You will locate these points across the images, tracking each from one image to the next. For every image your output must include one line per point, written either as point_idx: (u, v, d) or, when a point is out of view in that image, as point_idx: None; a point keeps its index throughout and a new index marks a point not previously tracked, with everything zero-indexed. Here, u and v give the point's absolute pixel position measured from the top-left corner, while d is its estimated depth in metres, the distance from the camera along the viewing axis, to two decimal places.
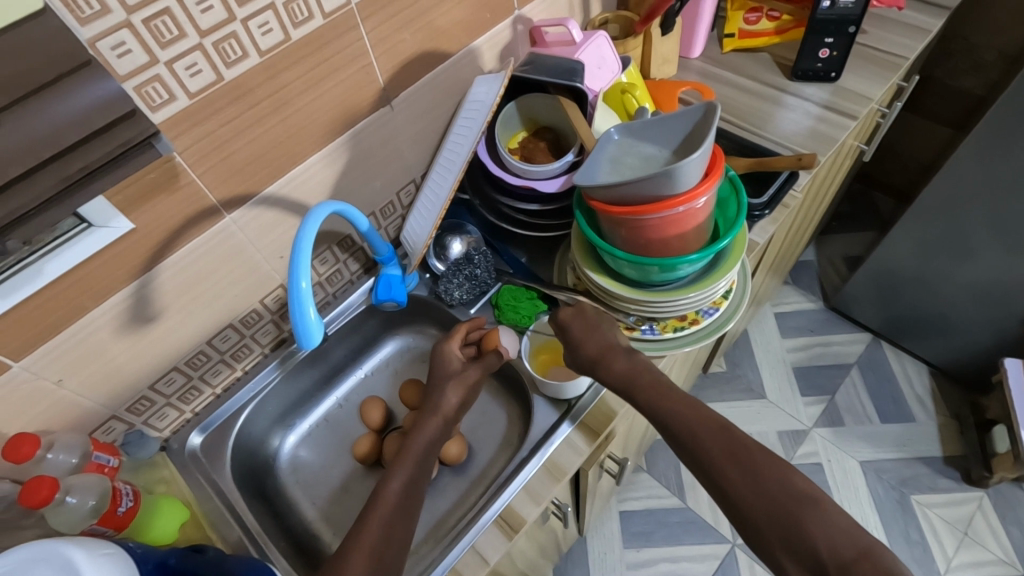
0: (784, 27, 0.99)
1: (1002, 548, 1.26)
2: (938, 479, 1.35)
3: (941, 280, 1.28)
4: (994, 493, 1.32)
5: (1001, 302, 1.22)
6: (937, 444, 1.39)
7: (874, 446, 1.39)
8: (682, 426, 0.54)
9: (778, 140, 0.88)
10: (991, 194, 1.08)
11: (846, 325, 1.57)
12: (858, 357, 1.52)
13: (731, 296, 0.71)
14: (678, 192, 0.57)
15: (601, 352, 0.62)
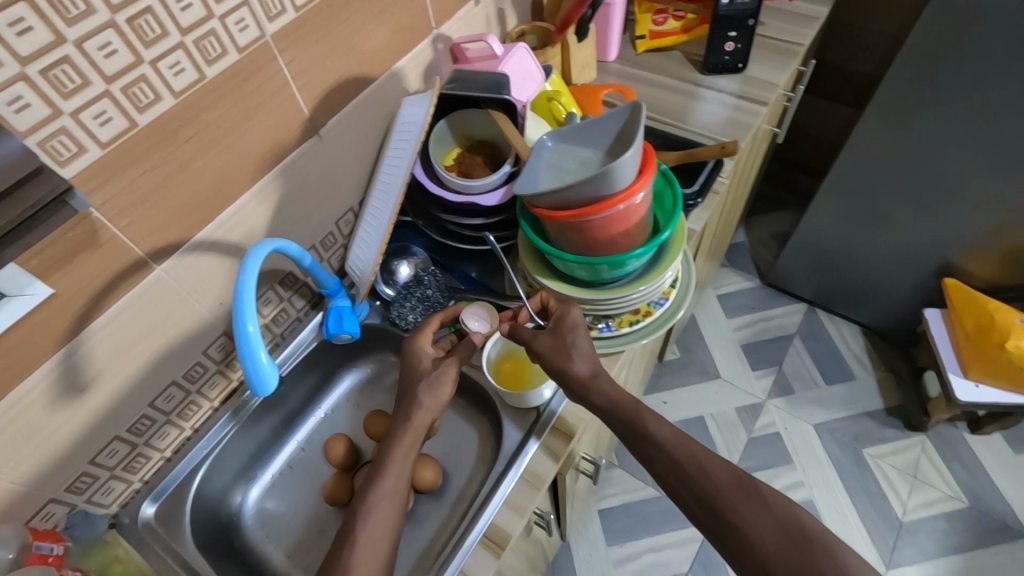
0: (690, 25, 1.04)
1: (949, 484, 1.36)
2: (884, 430, 1.44)
3: (863, 246, 1.37)
4: (934, 435, 1.43)
5: (916, 260, 1.32)
6: (878, 397, 1.48)
7: (822, 409, 1.47)
8: (691, 461, 0.54)
9: (699, 131, 0.93)
10: (894, 162, 1.17)
11: (784, 299, 1.66)
12: (797, 328, 1.61)
13: (678, 285, 0.73)
14: (616, 190, 0.59)
15: (592, 375, 0.59)
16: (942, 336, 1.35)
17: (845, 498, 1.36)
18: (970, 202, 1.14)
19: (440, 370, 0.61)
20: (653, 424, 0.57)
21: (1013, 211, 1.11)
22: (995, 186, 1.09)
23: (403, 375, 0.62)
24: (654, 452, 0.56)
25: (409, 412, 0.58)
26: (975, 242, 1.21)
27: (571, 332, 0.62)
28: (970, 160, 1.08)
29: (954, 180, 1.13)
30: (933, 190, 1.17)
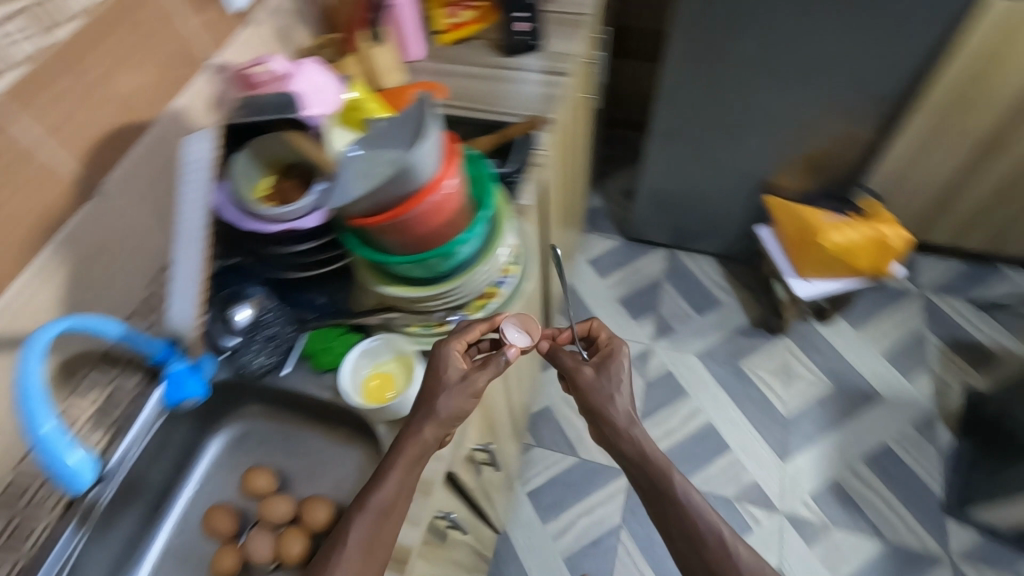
0: (484, 14, 1.08)
1: (814, 372, 1.61)
2: (754, 341, 1.65)
3: (697, 180, 1.56)
4: (792, 334, 1.67)
5: (740, 182, 1.54)
6: (742, 313, 1.70)
7: (700, 338, 1.67)
8: (655, 464, 0.70)
9: (511, 109, 0.97)
10: (699, 97, 1.35)
11: (645, 249, 1.79)
12: (662, 272, 1.76)
13: (519, 261, 0.76)
14: (424, 182, 0.60)
15: (628, 421, 0.71)
16: (775, 248, 1.51)
17: (737, 411, 1.55)
18: (764, 117, 1.36)
19: (466, 379, 0.64)
20: (633, 434, 0.71)
21: (795, 119, 1.36)
22: (777, 97, 1.32)
23: (429, 382, 0.64)
24: (633, 453, 0.71)
25: (422, 422, 0.61)
26: (777, 156, 1.45)
27: (612, 369, 0.75)
28: (754, 80, 1.29)
29: (747, 103, 1.34)
30: (735, 114, 1.37)
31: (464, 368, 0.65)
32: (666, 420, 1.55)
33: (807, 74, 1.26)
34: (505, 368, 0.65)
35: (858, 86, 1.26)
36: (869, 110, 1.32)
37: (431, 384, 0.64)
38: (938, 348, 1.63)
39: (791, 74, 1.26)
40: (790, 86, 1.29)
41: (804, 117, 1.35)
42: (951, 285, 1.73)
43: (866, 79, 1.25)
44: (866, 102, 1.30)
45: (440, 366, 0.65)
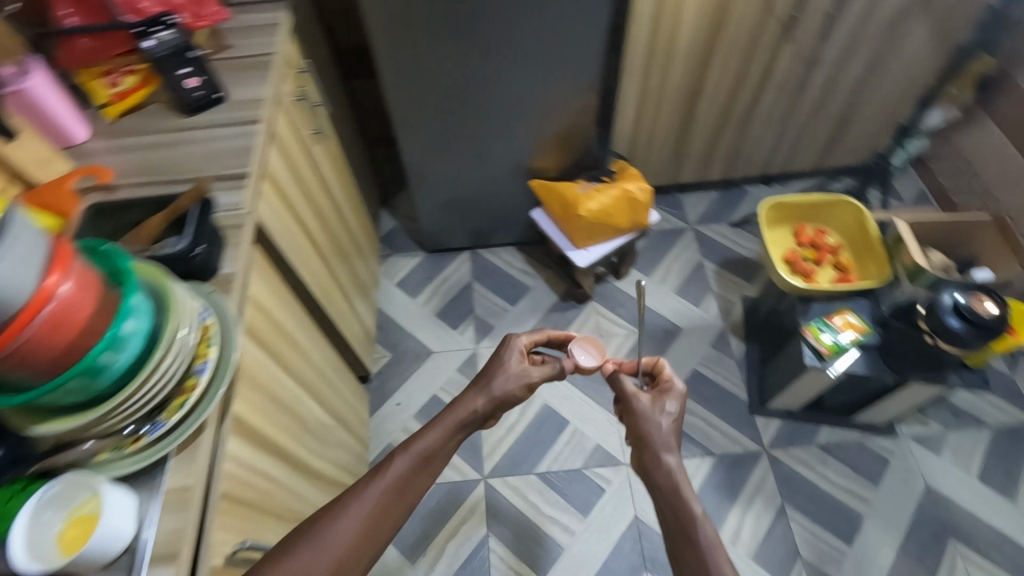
0: (148, 75, 0.98)
1: (624, 325, 1.76)
2: (567, 312, 1.79)
3: (466, 181, 1.66)
4: (597, 296, 1.81)
5: (505, 175, 1.66)
6: (550, 290, 1.83)
7: (519, 327, 1.77)
8: (673, 485, 0.86)
9: (185, 174, 0.90)
10: (429, 111, 1.44)
11: (449, 257, 1.92)
12: (471, 274, 1.88)
13: (214, 340, 0.69)
14: (23, 297, 0.52)
15: (667, 444, 0.90)
16: (552, 228, 1.57)
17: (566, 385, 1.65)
18: (493, 115, 1.47)
19: (514, 376, 0.99)
20: (656, 461, 0.89)
21: (522, 110, 1.46)
22: (494, 95, 1.42)
23: (492, 362, 1.01)
24: (659, 478, 0.88)
25: (471, 400, 0.95)
26: (525, 146, 1.57)
27: (656, 398, 0.97)
28: (466, 86, 1.38)
29: (471, 105, 1.43)
30: (467, 118, 1.47)
31: (519, 365, 1.00)
32: (510, 414, 1.59)
33: (507, 70, 1.36)
34: (528, 380, 0.99)
35: (556, 71, 1.38)
36: (577, 88, 1.43)
37: (485, 380, 0.98)
38: (716, 272, 1.84)
39: (492, 73, 1.36)
40: (500, 83, 1.38)
41: (527, 107, 1.46)
42: (713, 213, 1.97)
43: (557, 63, 1.36)
44: (569, 83, 1.42)
45: (506, 356, 1.01)
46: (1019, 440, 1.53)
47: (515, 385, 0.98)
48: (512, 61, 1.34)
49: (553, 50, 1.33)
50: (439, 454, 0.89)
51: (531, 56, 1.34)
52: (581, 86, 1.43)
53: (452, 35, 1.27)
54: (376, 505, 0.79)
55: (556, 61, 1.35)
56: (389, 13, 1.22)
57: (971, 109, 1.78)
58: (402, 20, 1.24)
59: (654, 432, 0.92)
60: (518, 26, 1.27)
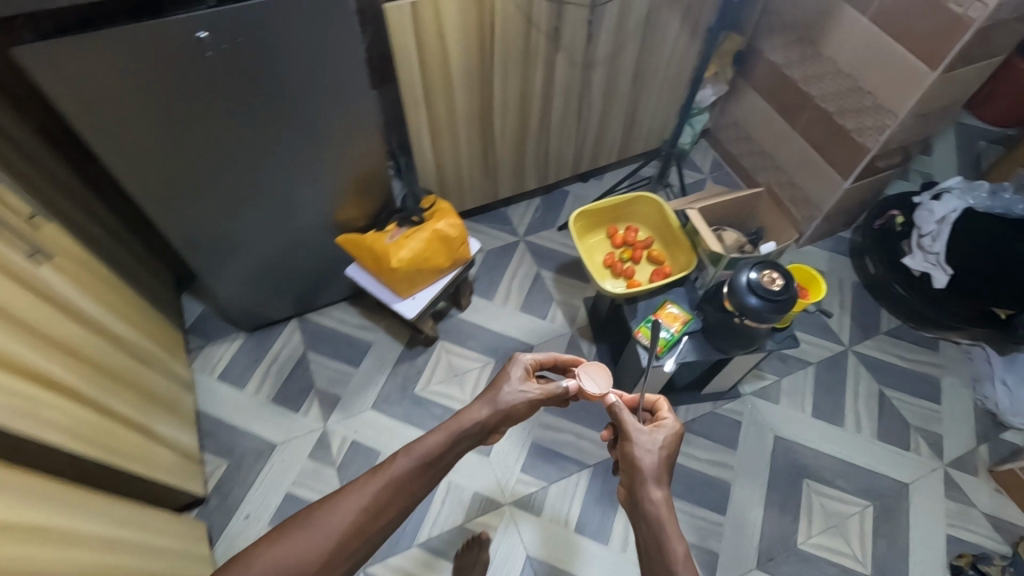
0: None
1: (478, 357, 1.70)
2: (416, 359, 1.68)
3: (266, 250, 1.49)
4: (444, 333, 1.73)
5: (309, 235, 1.51)
6: (394, 340, 1.71)
7: (369, 388, 1.63)
8: (661, 520, 0.87)
9: None
10: (194, 195, 1.25)
11: (275, 330, 1.73)
12: (303, 343, 1.70)
13: None
14: None
15: (661, 469, 0.94)
16: (371, 281, 1.45)
17: None
18: (269, 182, 1.30)
19: (519, 391, 1.01)
20: (650, 489, 0.91)
21: (300, 171, 1.31)
22: (259, 164, 1.25)
23: (500, 379, 1.04)
24: (647, 509, 0.90)
25: (475, 412, 0.97)
26: (319, 202, 1.43)
27: (656, 425, 1.00)
28: (227, 164, 1.21)
29: (237, 178, 1.26)
30: (243, 193, 1.30)
31: (525, 383, 1.03)
32: None
33: (272, 139, 1.21)
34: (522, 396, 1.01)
35: (334, 131, 1.25)
36: (352, 140, 1.30)
37: (491, 396, 1.00)
38: (554, 279, 1.85)
39: (247, 143, 1.19)
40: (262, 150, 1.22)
41: (304, 166, 1.31)
42: (540, 221, 1.97)
43: (321, 121, 1.22)
44: (342, 137, 1.28)
45: (513, 371, 1.04)
46: (837, 369, 1.71)
47: (518, 399, 1.00)
48: (275, 131, 1.19)
49: (309, 110, 1.19)
50: (448, 459, 0.92)
51: (287, 119, 1.18)
52: (357, 137, 1.30)
53: (180, 114, 1.08)
54: (374, 504, 0.83)
55: (318, 119, 1.21)
56: (104, 106, 1.01)
57: (735, 80, 1.94)
58: (125, 109, 1.03)
59: (655, 457, 0.95)
60: (257, 93, 1.11)
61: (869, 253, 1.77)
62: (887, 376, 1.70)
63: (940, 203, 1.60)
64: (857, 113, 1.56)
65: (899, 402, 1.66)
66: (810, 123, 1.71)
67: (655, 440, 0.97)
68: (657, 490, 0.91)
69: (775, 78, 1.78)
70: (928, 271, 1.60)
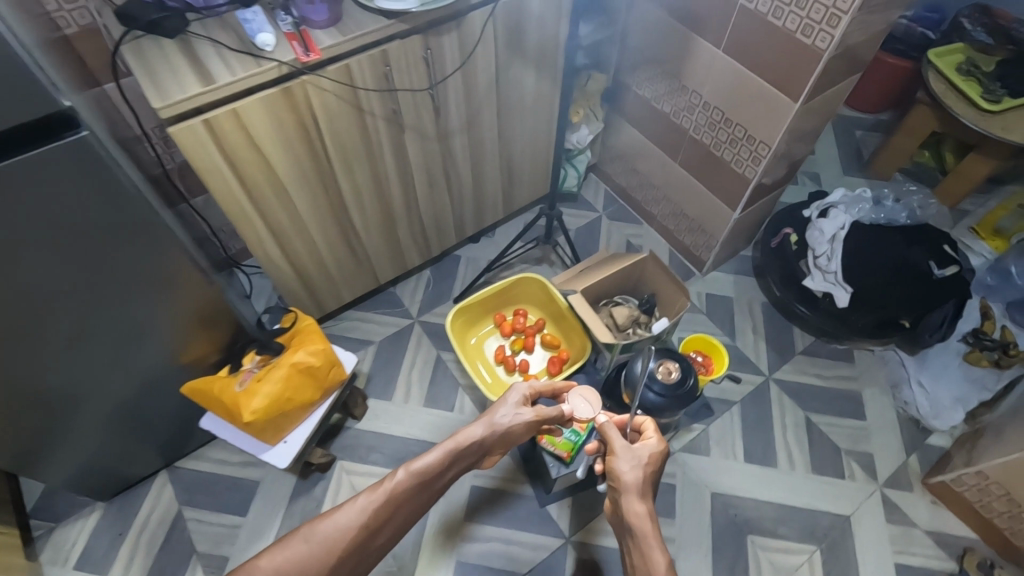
0: None
1: (383, 472, 1.51)
2: (313, 490, 1.48)
3: (99, 423, 1.23)
4: (343, 451, 1.53)
5: (154, 393, 1.27)
6: (285, 472, 1.50)
7: (262, 539, 1.41)
8: (646, 538, 0.79)
9: None
10: None
11: (140, 490, 1.47)
12: (176, 499, 1.46)
13: None
14: None
15: (646, 480, 0.87)
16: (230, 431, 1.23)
17: None
18: (70, 365, 1.05)
19: (514, 413, 1.00)
20: (632, 501, 0.84)
21: (109, 339, 1.06)
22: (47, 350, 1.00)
23: (499, 403, 1.03)
24: (631, 525, 0.82)
25: (472, 433, 0.95)
26: (151, 360, 1.18)
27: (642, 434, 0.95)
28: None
29: (24, 375, 1.00)
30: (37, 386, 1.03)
31: (519, 405, 1.02)
32: None
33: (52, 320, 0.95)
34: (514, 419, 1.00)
35: (134, 287, 1.01)
36: (167, 289, 1.07)
37: (488, 420, 0.99)
38: (457, 361, 1.69)
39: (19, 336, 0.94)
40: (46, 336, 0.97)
41: (113, 332, 1.07)
42: (433, 295, 1.80)
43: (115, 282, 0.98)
44: (152, 290, 1.05)
45: (508, 396, 1.04)
46: (763, 403, 1.64)
47: (509, 423, 0.99)
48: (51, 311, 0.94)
49: (93, 281, 0.95)
50: (440, 479, 0.88)
51: (63, 299, 0.94)
52: (173, 283, 1.07)
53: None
54: (373, 520, 0.79)
55: (109, 283, 0.97)
56: None
57: (609, 116, 1.85)
58: None
59: (639, 466, 0.89)
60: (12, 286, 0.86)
61: (770, 281, 1.71)
62: (811, 400, 1.65)
63: (828, 220, 1.59)
64: (731, 144, 1.49)
65: (827, 426, 1.61)
66: (690, 155, 1.63)
67: (641, 449, 0.91)
68: (641, 504, 0.84)
69: (647, 111, 1.70)
70: (831, 290, 1.54)
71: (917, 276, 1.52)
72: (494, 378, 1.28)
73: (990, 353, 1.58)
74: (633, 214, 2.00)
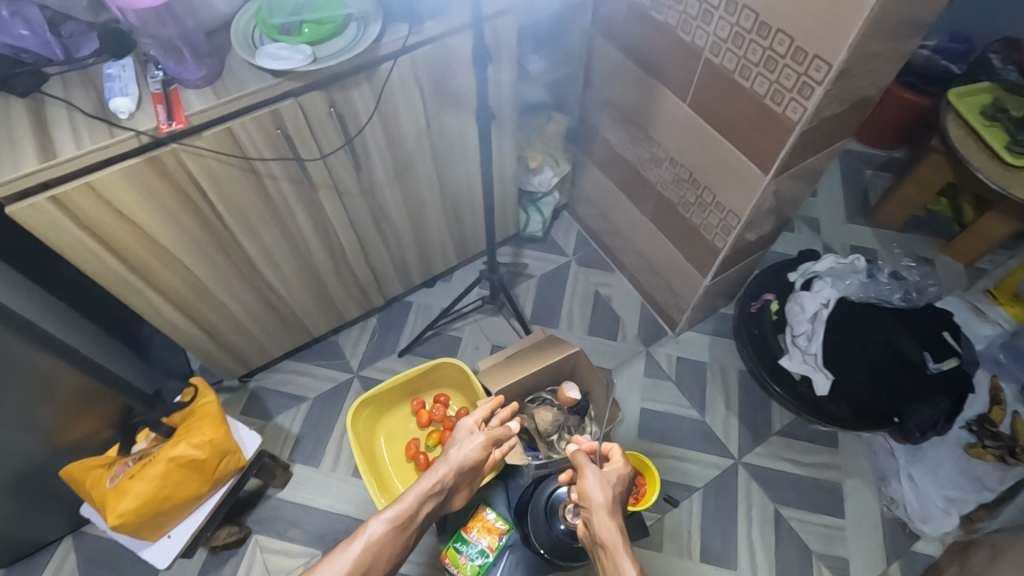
0: None
1: (298, 551, 1.39)
2: (222, 568, 1.37)
3: None
4: (259, 524, 1.42)
5: (34, 476, 1.16)
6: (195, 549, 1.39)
7: None
8: (618, 549, 0.81)
9: None
10: None
11: (41, 557, 1.38)
12: (77, 570, 1.36)
13: None
14: None
15: (614, 497, 0.88)
16: None
17: None
18: None
19: (475, 439, 0.94)
20: (602, 518, 0.85)
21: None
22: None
23: (462, 427, 0.97)
24: (603, 537, 0.83)
25: (440, 467, 0.90)
26: (18, 447, 1.08)
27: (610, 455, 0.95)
28: None
29: None
30: None
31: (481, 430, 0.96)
32: None
33: None
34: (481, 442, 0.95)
35: None
36: (15, 371, 0.98)
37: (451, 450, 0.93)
38: None
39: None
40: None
41: None
42: (376, 348, 1.66)
43: None
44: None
45: (467, 422, 0.97)
46: (726, 491, 1.47)
47: (474, 448, 0.93)
48: None
49: None
50: (418, 516, 0.85)
51: None
52: (22, 364, 0.98)
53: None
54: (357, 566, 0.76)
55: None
56: None
57: (578, 155, 1.67)
58: None
59: (610, 485, 0.90)
60: None
61: (736, 344, 1.57)
62: (783, 490, 1.47)
63: (810, 293, 1.41)
64: (698, 207, 1.30)
65: (797, 522, 1.43)
66: (658, 210, 1.45)
67: (611, 471, 0.92)
68: (612, 520, 0.85)
69: (614, 157, 1.51)
70: (808, 375, 1.38)
71: (904, 366, 1.32)
72: (407, 474, 1.17)
73: (994, 449, 1.37)
74: (606, 261, 1.81)
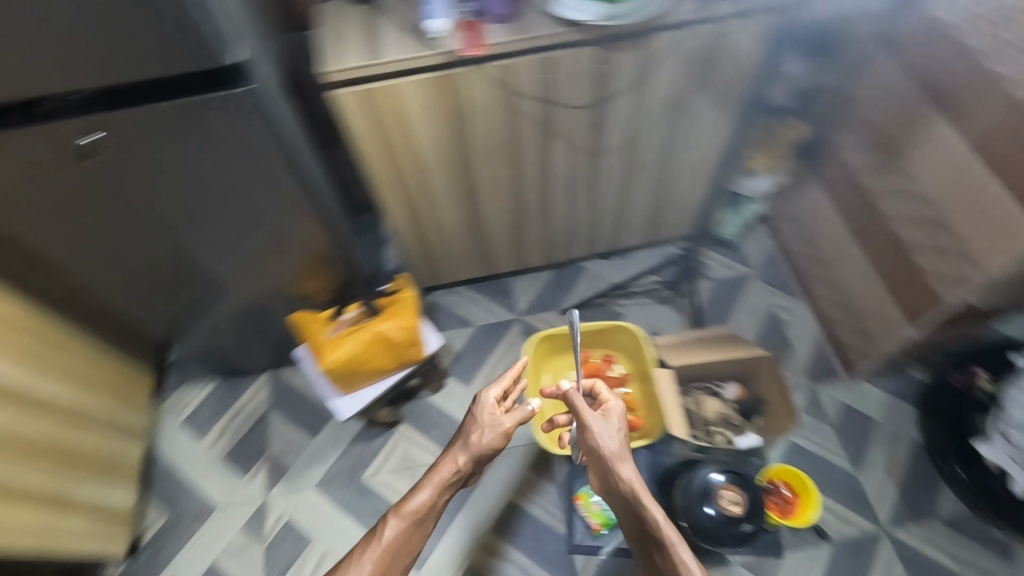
0: None
1: (435, 452, 1.55)
2: (372, 442, 1.57)
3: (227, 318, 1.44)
4: (409, 416, 1.60)
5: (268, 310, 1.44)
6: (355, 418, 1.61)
7: (317, 465, 1.55)
8: (633, 489, 0.96)
9: None
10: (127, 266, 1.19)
11: (245, 382, 1.68)
12: (268, 401, 1.65)
13: None
14: None
15: (621, 445, 1.00)
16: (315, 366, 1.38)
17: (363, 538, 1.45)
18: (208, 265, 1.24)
19: (490, 423, 1.08)
20: (621, 465, 0.98)
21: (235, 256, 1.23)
22: (183, 250, 1.19)
23: (472, 412, 1.11)
24: (621, 481, 0.97)
25: (454, 454, 1.06)
26: (267, 283, 1.34)
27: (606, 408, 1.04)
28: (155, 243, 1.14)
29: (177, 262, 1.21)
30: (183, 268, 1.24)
31: (488, 412, 1.10)
32: None
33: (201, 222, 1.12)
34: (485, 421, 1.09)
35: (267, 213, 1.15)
36: (292, 228, 1.21)
37: (466, 433, 1.09)
38: None
39: (164, 232, 1.13)
40: (184, 237, 1.14)
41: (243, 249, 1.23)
42: (543, 300, 1.76)
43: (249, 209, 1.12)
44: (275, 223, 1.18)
45: (479, 412, 1.10)
46: (860, 558, 1.36)
47: (488, 434, 1.07)
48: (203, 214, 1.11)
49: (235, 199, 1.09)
50: (439, 501, 1.04)
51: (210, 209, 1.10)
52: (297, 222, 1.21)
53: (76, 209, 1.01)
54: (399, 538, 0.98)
55: (241, 209, 1.12)
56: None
57: (801, 171, 1.60)
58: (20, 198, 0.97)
59: (614, 436, 1.02)
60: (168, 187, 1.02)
61: (919, 411, 1.48)
62: None
63: None
64: (936, 254, 1.19)
65: None
66: (881, 246, 1.35)
67: (607, 418, 1.03)
68: (625, 464, 0.98)
69: (845, 180, 1.43)
70: (1004, 469, 1.26)
71: None
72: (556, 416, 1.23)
73: None
74: (792, 285, 1.73)
